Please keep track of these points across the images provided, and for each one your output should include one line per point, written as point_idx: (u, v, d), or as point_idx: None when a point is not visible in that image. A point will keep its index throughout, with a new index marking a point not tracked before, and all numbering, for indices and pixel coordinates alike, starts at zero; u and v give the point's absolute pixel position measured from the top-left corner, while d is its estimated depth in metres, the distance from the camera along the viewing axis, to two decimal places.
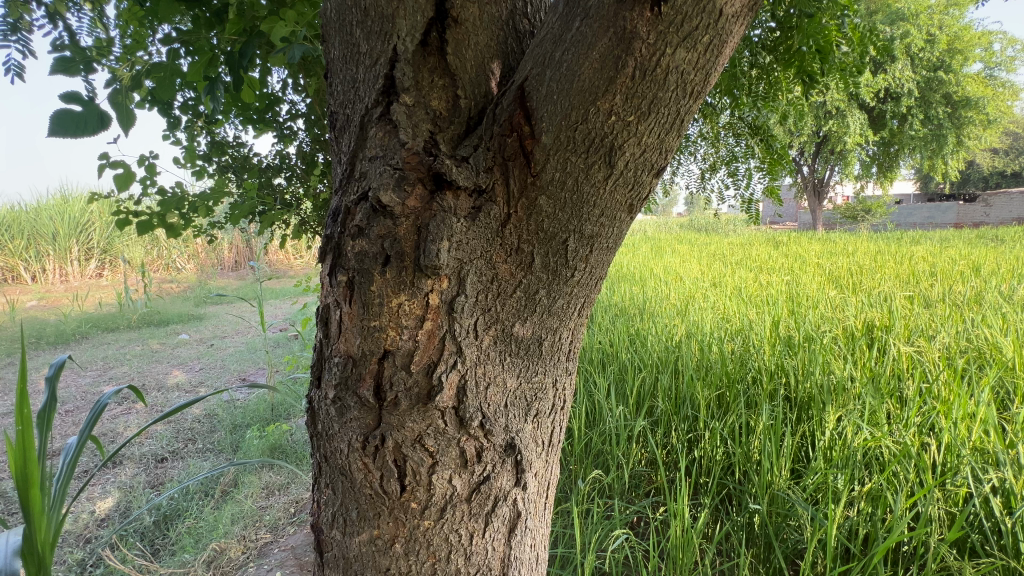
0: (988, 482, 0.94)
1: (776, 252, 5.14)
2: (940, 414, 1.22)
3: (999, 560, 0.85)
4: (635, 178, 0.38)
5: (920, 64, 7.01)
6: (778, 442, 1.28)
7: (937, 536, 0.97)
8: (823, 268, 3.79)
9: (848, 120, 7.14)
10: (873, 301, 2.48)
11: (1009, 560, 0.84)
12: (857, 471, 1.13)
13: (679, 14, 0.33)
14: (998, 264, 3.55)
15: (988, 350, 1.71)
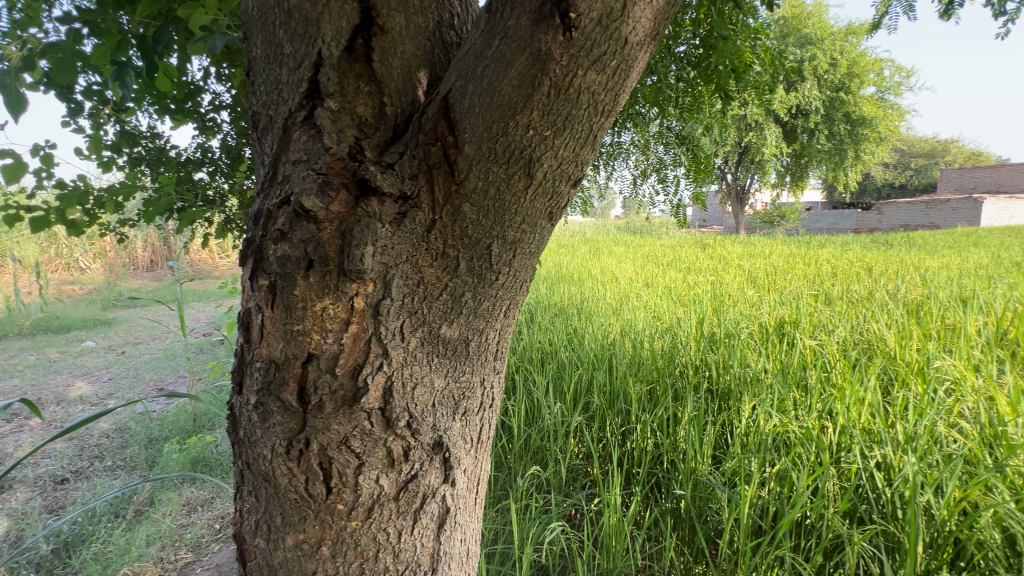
0: (873, 459, 1.09)
1: (703, 254, 5.52)
2: (836, 400, 1.38)
3: (881, 526, 0.99)
4: (553, 187, 0.41)
5: (824, 85, 7.86)
6: (701, 430, 1.39)
7: (832, 508, 1.10)
8: (744, 269, 4.12)
9: (765, 133, 7.93)
10: (784, 300, 2.74)
11: (888, 526, 0.98)
12: (767, 454, 1.24)
13: (588, 39, 0.35)
14: (885, 265, 4.05)
15: (876, 342, 1.95)
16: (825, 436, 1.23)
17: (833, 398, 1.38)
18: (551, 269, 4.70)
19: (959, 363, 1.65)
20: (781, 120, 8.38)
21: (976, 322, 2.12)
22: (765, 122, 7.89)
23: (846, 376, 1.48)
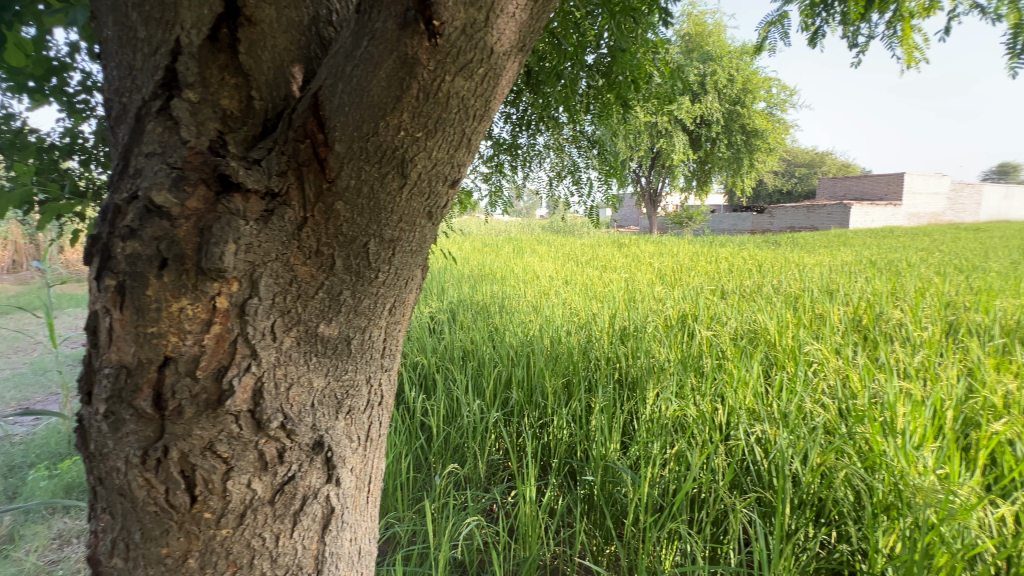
0: (753, 436, 1.28)
1: (619, 252, 5.86)
2: (726, 385, 1.56)
3: (758, 493, 1.17)
4: (430, 187, 0.42)
5: (723, 98, 8.72)
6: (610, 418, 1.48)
7: (718, 481, 1.25)
8: (654, 266, 4.44)
9: (674, 140, 8.67)
10: (687, 294, 2.99)
11: (763, 493, 1.16)
12: (668, 438, 1.36)
13: (453, 47, 0.37)
14: (771, 262, 4.57)
15: (760, 330, 2.20)
16: (714, 417, 1.38)
17: (725, 386, 1.55)
18: (475, 268, 4.73)
19: (823, 347, 1.91)
20: (688, 128, 9.16)
21: (837, 311, 2.47)
22: (673, 130, 8.61)
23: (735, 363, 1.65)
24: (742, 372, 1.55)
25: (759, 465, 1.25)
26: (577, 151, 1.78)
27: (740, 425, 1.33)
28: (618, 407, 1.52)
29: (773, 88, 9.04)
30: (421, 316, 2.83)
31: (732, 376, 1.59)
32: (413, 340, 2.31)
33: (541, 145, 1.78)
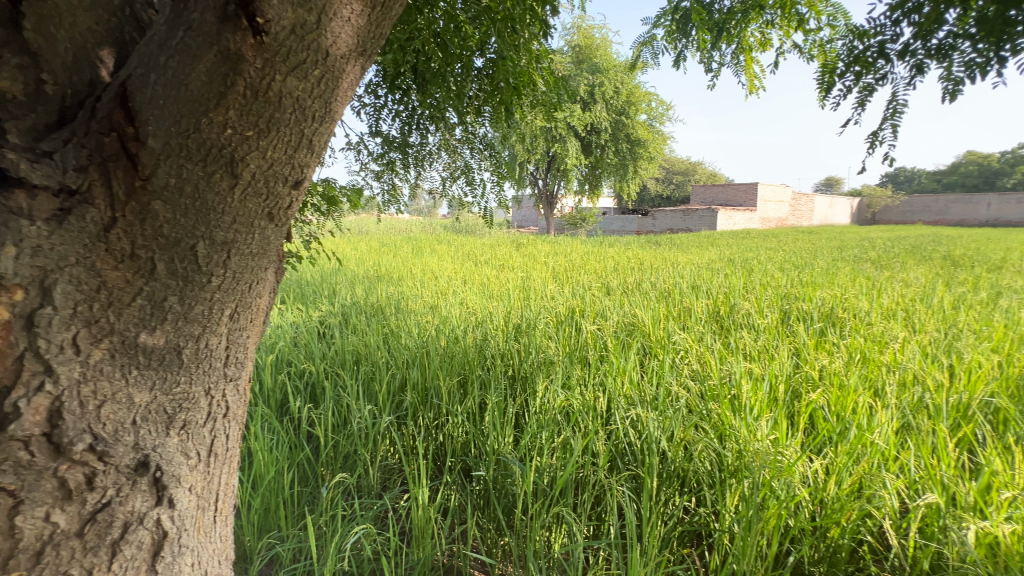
0: (627, 419, 1.47)
1: (515, 252, 6.06)
2: (607, 376, 1.75)
3: (631, 470, 1.35)
4: (267, 188, 0.42)
5: (611, 108, 9.52)
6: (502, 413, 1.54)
7: (596, 464, 1.38)
8: (548, 265, 4.68)
9: (568, 145, 9.31)
10: (577, 291, 3.20)
11: (635, 469, 1.35)
12: (556, 429, 1.45)
13: (281, 46, 0.37)
14: (649, 261, 5.08)
15: (637, 322, 2.44)
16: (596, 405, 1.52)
17: (611, 380, 1.71)
18: (371, 269, 4.56)
19: (687, 335, 2.19)
20: (580, 134, 9.81)
21: (699, 303, 2.83)
22: (567, 134, 9.23)
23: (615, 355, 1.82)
24: (620, 365, 1.77)
25: (634, 445, 1.42)
26: (470, 151, 1.91)
27: (618, 410, 1.52)
28: (511, 402, 1.61)
29: (652, 103, 10.04)
30: (310, 320, 2.65)
31: (612, 368, 1.78)
32: (300, 346, 2.16)
33: (432, 143, 1.87)
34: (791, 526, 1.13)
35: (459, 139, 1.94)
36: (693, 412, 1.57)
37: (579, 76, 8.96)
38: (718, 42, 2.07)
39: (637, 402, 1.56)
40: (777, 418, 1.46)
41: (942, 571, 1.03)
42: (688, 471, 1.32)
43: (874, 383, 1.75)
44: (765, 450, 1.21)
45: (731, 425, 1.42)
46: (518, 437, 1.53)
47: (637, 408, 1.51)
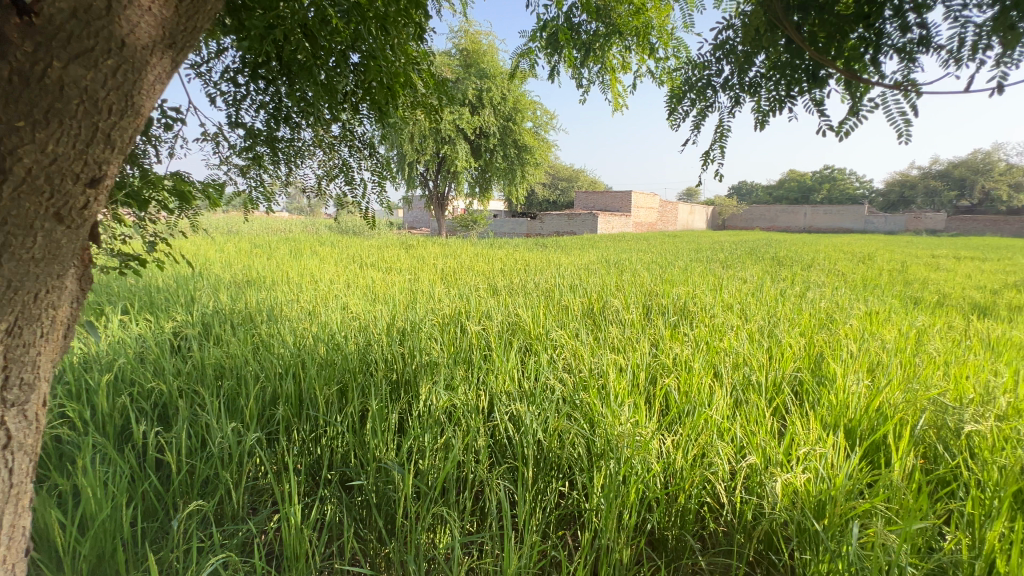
0: (507, 414, 1.55)
1: (404, 255, 5.94)
2: (489, 376, 1.81)
3: (510, 463, 1.44)
4: (47, 181, 0.51)
5: (498, 113, 9.84)
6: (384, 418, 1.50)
7: (477, 460, 1.42)
8: (436, 268, 4.67)
9: (457, 147, 9.43)
10: (464, 292, 3.25)
11: (512, 463, 1.43)
12: (440, 430, 1.47)
13: (66, 32, 0.48)
14: (534, 263, 5.33)
15: (519, 320, 2.56)
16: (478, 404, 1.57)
17: (493, 379, 1.78)
18: (239, 273, 4.13)
19: (563, 332, 2.36)
20: (469, 137, 9.97)
21: (575, 301, 3.06)
22: (456, 136, 9.35)
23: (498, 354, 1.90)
24: (502, 364, 1.86)
25: (514, 440, 1.50)
26: (347, 148, 1.91)
27: (499, 406, 1.61)
28: (393, 407, 1.58)
29: (537, 111, 10.58)
30: (160, 332, 2.31)
31: (494, 367, 1.86)
32: (146, 362, 1.87)
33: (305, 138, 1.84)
34: (647, 497, 1.31)
35: (337, 137, 1.94)
36: (569, 403, 1.70)
37: (467, 80, 9.15)
38: (585, 61, 2.27)
39: (516, 397, 1.65)
40: (637, 403, 1.65)
41: (758, 517, 1.26)
42: (559, 457, 1.44)
43: (712, 366, 2.05)
44: (627, 433, 1.38)
45: (598, 410, 1.58)
46: (400, 441, 1.50)
47: (516, 402, 1.61)
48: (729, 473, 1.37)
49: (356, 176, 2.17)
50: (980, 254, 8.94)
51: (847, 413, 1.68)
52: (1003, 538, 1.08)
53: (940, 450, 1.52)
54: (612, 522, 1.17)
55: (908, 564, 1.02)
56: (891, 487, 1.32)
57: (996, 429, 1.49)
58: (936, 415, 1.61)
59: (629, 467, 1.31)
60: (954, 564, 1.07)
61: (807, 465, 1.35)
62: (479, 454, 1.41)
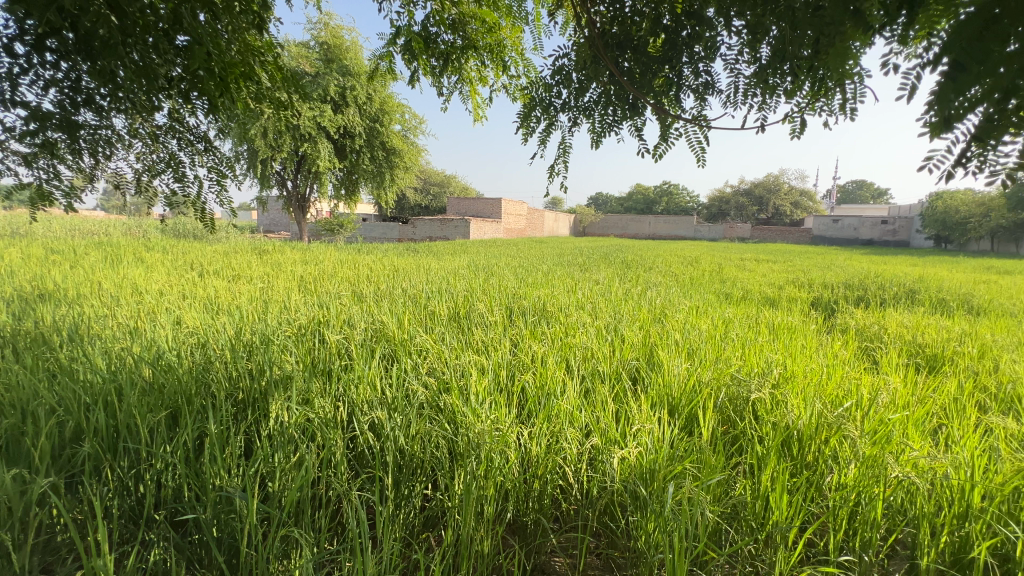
0: (368, 423, 1.51)
1: (255, 262, 5.37)
2: (349, 386, 1.75)
3: (372, 473, 1.41)
4: None
5: (364, 114, 9.49)
6: (224, 443, 1.34)
7: (335, 476, 1.35)
8: (294, 276, 4.33)
9: (319, 147, 8.88)
10: (324, 300, 3.06)
11: (374, 473, 1.41)
12: (293, 448, 1.37)
13: None
14: (403, 270, 5.25)
15: (383, 326, 2.51)
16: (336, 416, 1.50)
17: (354, 388, 1.72)
18: (26, 285, 3.33)
19: (428, 336, 2.37)
20: (332, 137, 9.43)
21: (442, 306, 3.10)
22: (317, 135, 8.78)
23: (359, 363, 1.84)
24: (364, 372, 1.81)
25: (375, 449, 1.47)
26: (175, 140, 2.08)
27: (359, 416, 1.56)
28: (237, 429, 1.42)
29: (406, 115, 10.43)
30: None
31: (354, 377, 1.80)
32: None
33: (109, 119, 1.74)
34: (506, 487, 1.39)
35: (148, 119, 1.86)
36: (433, 407, 1.72)
37: (329, 76, 8.63)
38: (444, 70, 2.34)
39: (377, 405, 1.61)
40: (497, 400, 1.74)
41: (603, 490, 1.42)
42: (422, 461, 1.45)
43: (565, 360, 2.26)
44: (486, 430, 1.44)
45: (461, 410, 1.62)
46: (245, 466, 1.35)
47: (378, 409, 1.58)
48: (577, 455, 1.52)
49: (172, 159, 2.11)
50: (769, 257, 11.18)
51: (670, 393, 1.98)
52: (772, 479, 1.39)
53: (735, 416, 1.88)
54: (473, 515, 1.22)
55: (709, 510, 1.25)
56: (699, 449, 1.60)
57: (770, 394, 1.89)
58: (732, 387, 1.99)
59: (489, 462, 1.38)
60: (741, 505, 1.33)
61: (638, 440, 1.57)
62: (337, 468, 1.35)
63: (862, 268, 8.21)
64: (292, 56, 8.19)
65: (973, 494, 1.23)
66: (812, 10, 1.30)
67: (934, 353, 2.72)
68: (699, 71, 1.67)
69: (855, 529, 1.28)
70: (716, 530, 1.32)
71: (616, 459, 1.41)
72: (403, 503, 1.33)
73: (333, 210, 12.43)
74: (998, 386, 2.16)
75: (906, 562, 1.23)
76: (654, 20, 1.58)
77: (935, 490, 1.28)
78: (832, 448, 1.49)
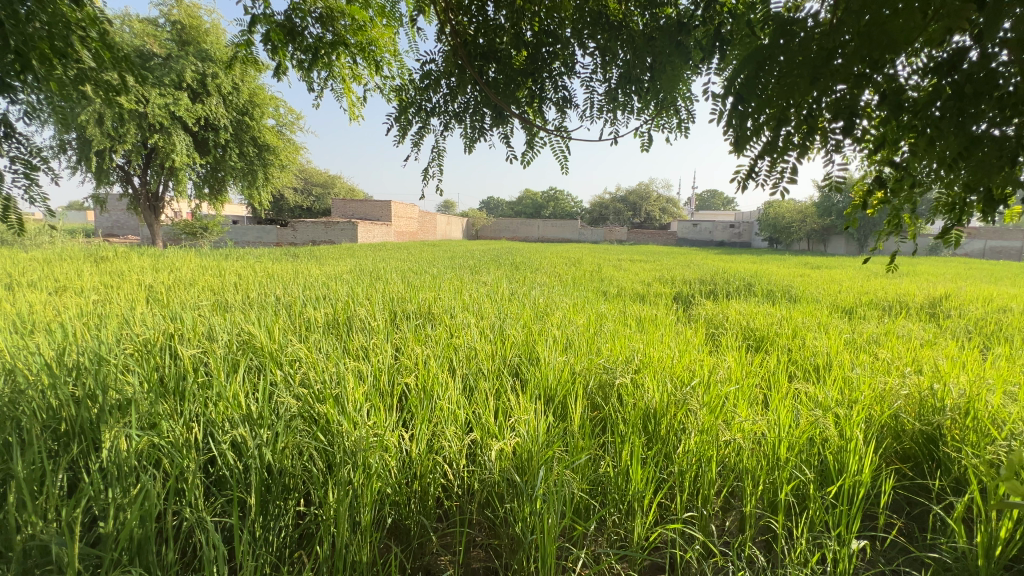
0: (227, 442, 1.36)
1: (88, 271, 4.56)
2: (205, 404, 1.57)
3: (231, 495, 1.28)
4: None
5: (230, 105, 8.55)
6: (34, 483, 1.11)
7: (187, 503, 1.19)
8: (140, 286, 3.76)
9: (174, 139, 7.82)
10: (177, 311, 2.69)
11: (234, 494, 1.28)
12: (133, 479, 1.18)
13: None
14: (278, 276, 4.84)
15: (251, 336, 2.28)
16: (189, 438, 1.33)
17: (212, 405, 1.53)
18: None
19: (302, 344, 2.20)
20: (189, 128, 8.34)
21: (319, 314, 2.91)
22: (170, 125, 7.71)
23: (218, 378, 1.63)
24: (223, 387, 1.63)
25: (236, 469, 1.33)
26: None
27: (216, 436, 1.39)
28: (52, 466, 1.19)
29: (280, 109, 9.62)
30: None
31: (211, 394, 1.61)
32: None
33: None
34: (386, 491, 1.34)
35: None
36: (305, 419, 1.60)
37: (184, 59, 7.51)
38: (313, 65, 2.17)
39: (239, 422, 1.44)
40: (376, 404, 1.67)
41: (483, 482, 1.44)
42: (292, 475, 1.34)
43: (449, 361, 2.27)
44: (363, 437, 1.37)
45: (336, 419, 1.53)
46: (65, 507, 1.12)
47: (240, 426, 1.41)
48: (456, 451, 1.52)
49: None
50: (641, 257, 12.36)
51: (547, 384, 2.09)
52: (632, 453, 1.53)
53: (603, 400, 2.04)
54: (347, 524, 1.15)
55: (576, 489, 1.33)
56: (572, 433, 1.70)
57: (631, 378, 2.09)
58: (602, 375, 2.16)
59: (366, 468, 1.31)
60: (605, 480, 1.45)
61: (514, 430, 1.62)
62: (190, 495, 1.19)
63: (713, 266, 9.45)
64: (135, 33, 7.11)
65: (781, 448, 1.48)
66: (647, 39, 1.60)
67: (761, 335, 3.23)
68: (558, 86, 1.84)
69: (696, 489, 1.46)
70: (585, 506, 1.42)
71: (494, 450, 1.44)
72: (270, 525, 1.20)
73: (194, 211, 11.01)
74: (803, 359, 2.63)
75: (734, 511, 1.44)
76: (515, 34, 1.67)
77: (754, 448, 1.51)
78: (680, 421, 1.69)
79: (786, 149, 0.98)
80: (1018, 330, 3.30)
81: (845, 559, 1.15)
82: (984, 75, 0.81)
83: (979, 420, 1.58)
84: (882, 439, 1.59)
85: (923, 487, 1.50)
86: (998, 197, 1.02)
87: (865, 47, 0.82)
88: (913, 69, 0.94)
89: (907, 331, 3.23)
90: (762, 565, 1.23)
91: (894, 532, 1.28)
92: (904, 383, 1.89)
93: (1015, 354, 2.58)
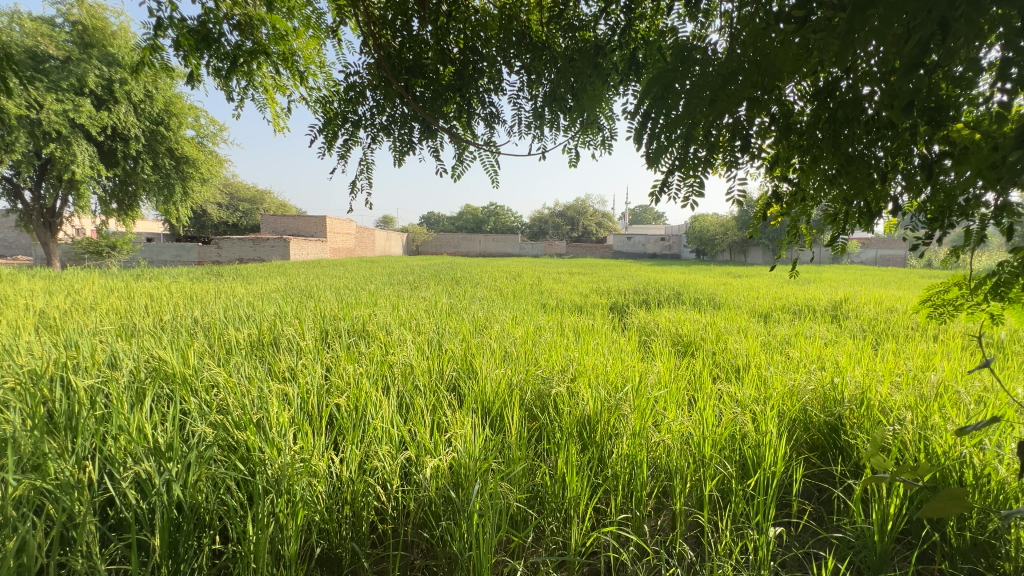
0: (128, 480, 1.18)
1: None
2: (102, 439, 1.36)
3: (132, 539, 1.12)
4: None
5: (142, 114, 7.89)
6: None
7: (76, 553, 1.01)
8: (29, 312, 3.31)
9: (75, 149, 7.08)
10: (72, 338, 2.38)
11: (134, 539, 1.12)
12: (11, 530, 0.98)
13: None
14: (198, 297, 4.47)
15: (161, 362, 2.05)
16: (80, 478, 1.13)
17: (111, 439, 1.34)
18: None
19: (221, 368, 2.02)
20: (94, 137, 7.59)
21: (242, 335, 2.68)
22: (70, 134, 6.95)
23: (119, 410, 1.42)
24: (125, 417, 1.43)
25: (139, 509, 1.15)
26: None
27: (115, 472, 1.21)
28: None
29: (200, 119, 9.04)
30: None
31: (108, 427, 1.41)
32: None
33: None
34: (315, 519, 1.23)
35: None
36: (223, 448, 1.43)
37: (86, 62, 6.84)
38: (231, 73, 2.02)
39: (142, 456, 1.24)
40: (303, 427, 1.49)
41: (417, 502, 1.35)
42: (207, 510, 1.18)
43: (383, 379, 2.14)
44: (288, 462, 1.26)
45: (257, 446, 1.36)
46: None
47: (144, 461, 1.21)
48: (391, 471, 1.39)
49: None
50: (580, 270, 12.76)
51: (484, 398, 2.04)
52: (570, 461, 1.51)
53: (540, 410, 2.02)
54: (265, 553, 1.05)
55: (512, 499, 1.30)
56: (508, 443, 1.66)
57: (567, 388, 2.09)
58: (540, 388, 2.15)
59: (290, 496, 1.19)
60: (541, 490, 1.42)
61: (451, 445, 1.50)
62: (78, 543, 1.01)
63: (645, 277, 9.93)
64: (25, 32, 6.52)
65: (705, 445, 1.54)
66: (568, 60, 1.60)
67: (688, 340, 3.40)
68: (485, 103, 1.86)
69: (631, 490, 1.46)
70: (522, 516, 1.38)
71: (429, 468, 1.34)
72: (179, 567, 1.07)
73: (98, 227, 9.95)
74: (728, 361, 2.77)
75: (666, 512, 1.46)
76: (439, 50, 1.70)
77: (682, 447, 1.55)
78: (612, 426, 1.70)
79: (693, 166, 1.01)
80: (903, 328, 3.70)
81: (764, 546, 1.19)
82: (853, 102, 0.92)
83: (873, 408, 1.74)
84: (793, 431, 1.71)
85: (828, 474, 1.61)
86: (875, 206, 1.13)
87: (757, 71, 0.84)
88: (796, 95, 1.04)
89: (814, 332, 3.53)
90: (693, 559, 1.26)
91: (806, 517, 1.36)
92: (811, 379, 2.04)
93: (899, 348, 2.89)
